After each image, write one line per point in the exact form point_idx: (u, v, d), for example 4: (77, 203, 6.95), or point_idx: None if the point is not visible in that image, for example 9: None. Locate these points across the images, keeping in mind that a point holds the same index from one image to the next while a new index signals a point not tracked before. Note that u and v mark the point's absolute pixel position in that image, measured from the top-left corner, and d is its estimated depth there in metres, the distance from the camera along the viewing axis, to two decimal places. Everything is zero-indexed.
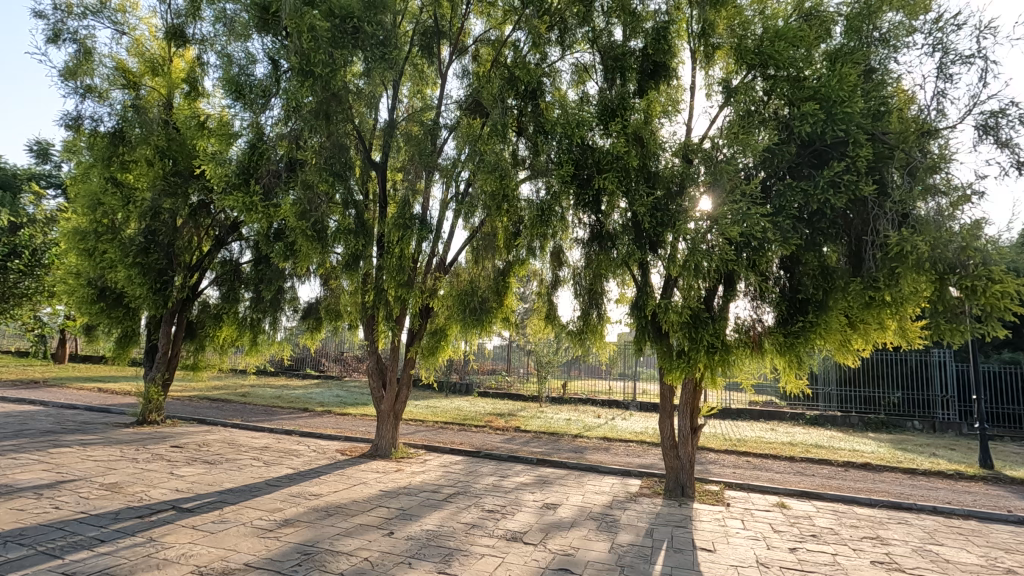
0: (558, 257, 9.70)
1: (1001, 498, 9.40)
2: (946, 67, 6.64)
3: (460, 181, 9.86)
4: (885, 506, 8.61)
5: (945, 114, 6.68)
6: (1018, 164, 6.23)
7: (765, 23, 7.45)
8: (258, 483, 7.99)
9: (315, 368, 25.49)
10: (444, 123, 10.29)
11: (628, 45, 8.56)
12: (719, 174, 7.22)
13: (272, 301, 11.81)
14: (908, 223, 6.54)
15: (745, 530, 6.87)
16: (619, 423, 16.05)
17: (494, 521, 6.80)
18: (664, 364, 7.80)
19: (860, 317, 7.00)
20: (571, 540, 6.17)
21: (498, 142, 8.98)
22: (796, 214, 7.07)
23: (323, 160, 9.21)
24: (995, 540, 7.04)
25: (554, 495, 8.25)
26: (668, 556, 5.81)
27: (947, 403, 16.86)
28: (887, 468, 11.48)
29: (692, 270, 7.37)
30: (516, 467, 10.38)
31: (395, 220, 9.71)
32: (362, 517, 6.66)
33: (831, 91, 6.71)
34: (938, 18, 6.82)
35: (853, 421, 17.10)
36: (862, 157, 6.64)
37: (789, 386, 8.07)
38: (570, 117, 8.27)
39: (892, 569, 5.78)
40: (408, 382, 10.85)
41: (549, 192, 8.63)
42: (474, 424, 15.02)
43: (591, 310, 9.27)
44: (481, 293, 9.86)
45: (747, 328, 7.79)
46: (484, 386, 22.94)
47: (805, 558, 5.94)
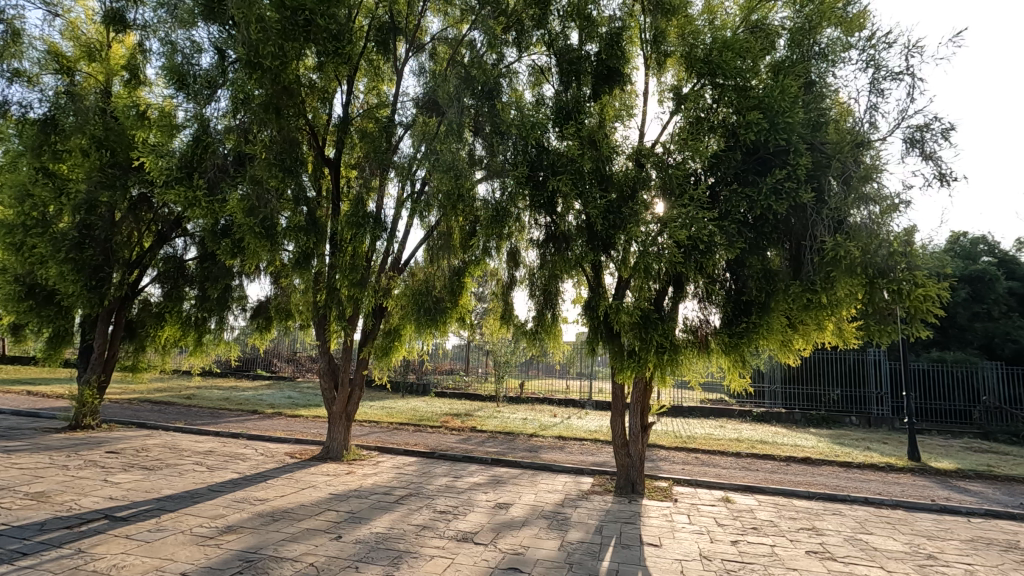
0: (514, 258, 9.72)
1: (925, 488, 10.05)
2: (878, 82, 7.03)
3: (415, 180, 9.74)
4: (822, 498, 9.05)
5: (877, 127, 7.08)
6: (940, 175, 6.66)
7: (714, 34, 7.70)
8: (199, 490, 7.68)
9: (266, 368, 24.76)
10: (401, 120, 10.16)
11: (583, 49, 8.68)
12: (670, 179, 7.54)
13: (219, 300, 11.38)
14: (843, 230, 6.88)
15: (690, 525, 7.09)
16: (575, 423, 16.22)
17: (445, 522, 6.77)
18: (616, 364, 7.96)
19: (798, 319, 7.30)
20: (521, 539, 6.20)
21: (454, 141, 8.93)
22: (741, 219, 7.37)
23: (273, 155, 8.92)
24: (918, 528, 7.49)
25: (507, 495, 8.28)
26: (615, 552, 5.93)
27: (881, 399, 17.80)
28: (825, 462, 12.06)
29: (643, 272, 7.53)
30: (470, 468, 10.36)
31: (348, 218, 9.54)
32: (309, 522, 6.51)
33: (774, 101, 6.98)
34: (871, 36, 7.23)
35: (796, 418, 17.88)
36: (802, 166, 6.93)
37: (733, 385, 8.37)
38: (525, 119, 8.30)
39: (825, 558, 6.06)
40: (361, 383, 10.68)
41: (504, 192, 8.62)
42: (431, 425, 14.90)
43: (546, 310, 9.35)
44: (435, 294, 9.76)
45: (695, 328, 8.15)
46: (441, 386, 22.81)
47: (746, 550, 6.17)
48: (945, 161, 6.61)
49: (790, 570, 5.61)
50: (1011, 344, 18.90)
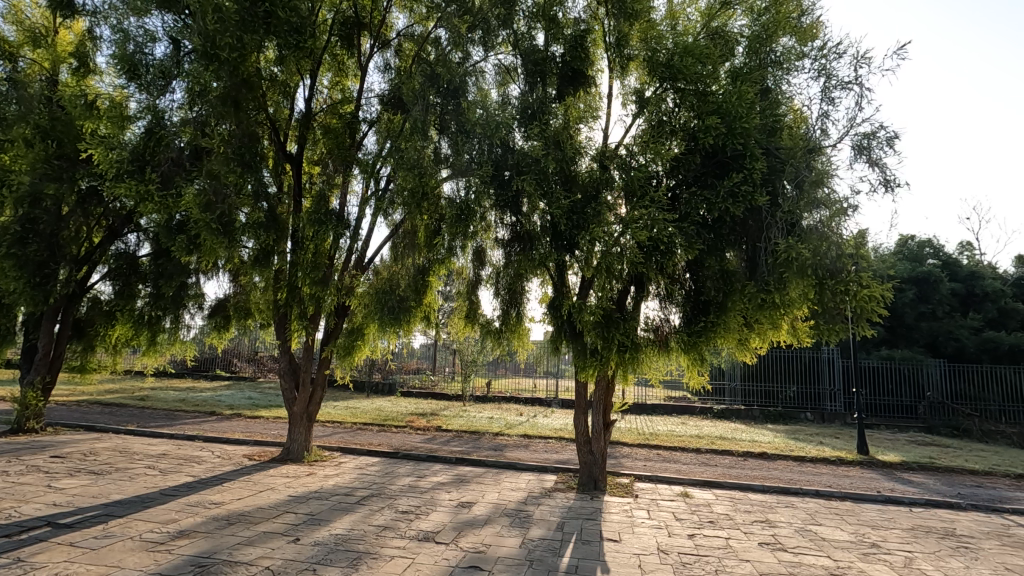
0: (479, 257, 9.69)
1: (872, 480, 10.51)
2: (829, 90, 7.31)
3: (380, 177, 9.64)
4: (776, 491, 9.36)
5: (827, 133, 7.37)
6: (885, 181, 6.98)
7: (676, 39, 7.86)
8: (151, 494, 7.43)
9: (226, 368, 24.10)
10: (366, 117, 10.15)
11: (549, 50, 8.76)
12: (632, 182, 7.67)
13: (173, 298, 10.89)
14: (795, 232, 7.15)
15: (649, 520, 7.24)
16: (540, 421, 16.33)
17: (407, 522, 6.74)
18: (578, 363, 8.03)
19: (754, 318, 7.55)
20: (483, 537, 6.23)
21: (419, 139, 8.81)
22: (700, 221, 7.55)
23: (232, 150, 8.67)
24: (864, 518, 7.84)
25: (470, 494, 8.28)
26: (575, 548, 6.01)
27: (834, 395, 18.43)
28: (780, 457, 12.47)
29: (605, 272, 7.63)
30: (434, 467, 10.33)
31: (310, 215, 9.36)
32: (266, 525, 6.37)
33: (732, 107, 7.19)
34: (823, 46, 7.54)
35: (754, 414, 18.42)
36: (758, 170, 7.18)
37: (692, 381, 8.60)
38: (490, 118, 8.27)
39: (776, 549, 6.28)
40: (322, 383, 10.47)
41: (469, 192, 8.48)
42: (395, 425, 14.76)
43: (511, 309, 9.39)
44: (400, 292, 9.60)
45: (655, 327, 8.33)
46: (408, 386, 22.62)
47: (701, 543, 6.35)
48: (890, 168, 6.93)
49: (743, 561, 5.80)
50: (954, 343, 19.92)
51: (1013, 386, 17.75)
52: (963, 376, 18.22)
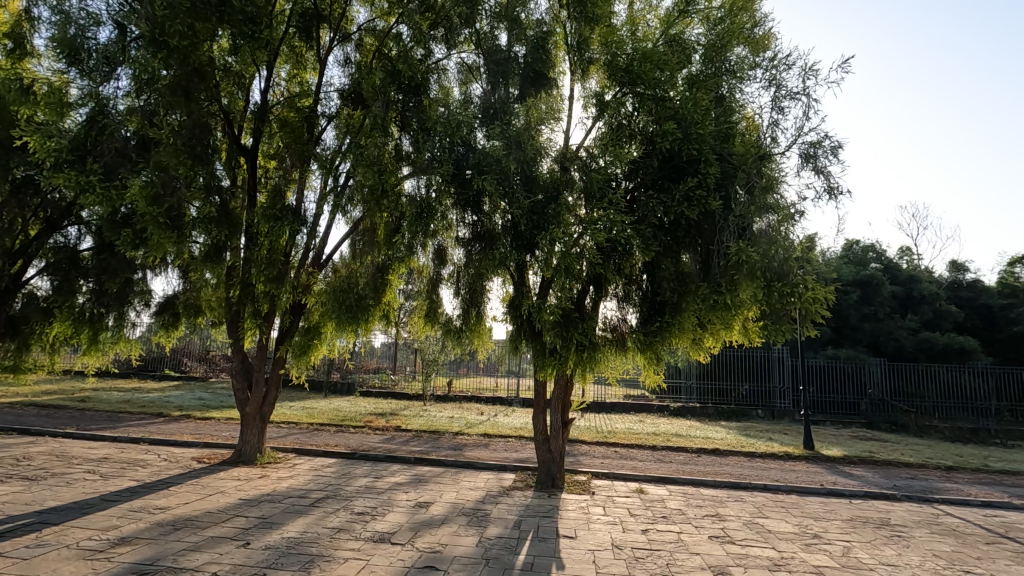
0: (441, 255, 9.55)
1: (816, 474, 11.00)
2: (779, 100, 7.61)
3: (339, 174, 9.45)
4: (726, 486, 9.68)
5: (777, 141, 7.67)
6: (829, 189, 7.32)
7: (635, 45, 8.04)
8: (91, 500, 7.09)
9: (175, 368, 23.23)
10: (324, 111, 9.95)
11: (511, 51, 8.77)
12: (592, 183, 7.78)
13: (117, 295, 10.46)
14: (747, 236, 7.41)
15: (605, 516, 7.38)
16: (500, 420, 16.38)
17: (362, 523, 6.64)
18: (538, 362, 8.08)
19: (706, 319, 7.79)
20: (439, 537, 6.21)
21: (380, 135, 8.67)
22: (656, 223, 7.74)
23: (181, 141, 8.34)
24: (808, 510, 8.20)
25: (427, 494, 8.24)
26: (532, 545, 6.07)
27: (783, 393, 19.15)
28: (732, 452, 12.91)
29: (564, 272, 7.66)
30: (391, 468, 10.22)
31: (265, 210, 9.06)
32: (214, 530, 6.17)
33: (687, 112, 7.41)
34: (773, 57, 7.84)
35: (709, 412, 18.97)
36: (711, 175, 7.43)
37: (648, 381, 8.83)
38: (451, 117, 8.20)
39: (725, 541, 6.51)
40: (277, 382, 10.30)
41: (430, 190, 8.47)
42: (353, 425, 14.53)
43: (472, 307, 9.36)
44: (359, 290, 9.52)
45: (613, 326, 8.48)
46: (367, 385, 22.28)
47: (654, 538, 6.52)
48: (834, 176, 7.27)
49: (693, 554, 5.98)
50: (893, 343, 21.01)
51: (945, 384, 18.89)
52: (901, 375, 19.25)
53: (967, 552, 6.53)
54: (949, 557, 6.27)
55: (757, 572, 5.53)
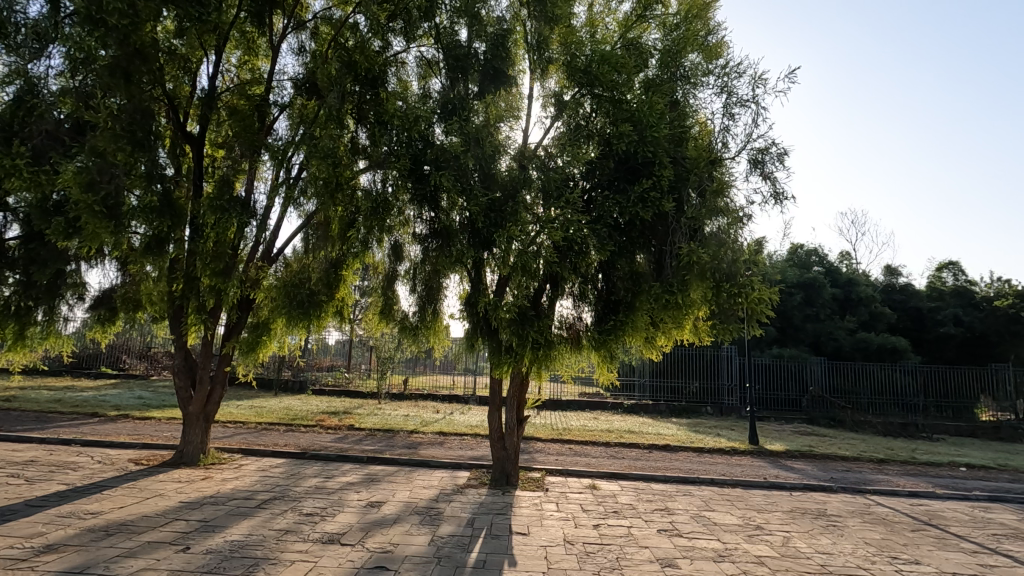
0: (398, 251, 9.33)
1: (760, 468, 11.45)
2: (729, 107, 7.86)
3: (291, 166, 9.13)
4: (675, 481, 9.95)
5: (728, 146, 7.91)
6: (775, 194, 7.61)
7: (594, 47, 8.16)
8: (13, 506, 6.62)
9: (113, 366, 22.05)
10: (276, 100, 9.64)
11: (471, 47, 8.72)
12: (550, 183, 7.82)
13: (47, 287, 9.67)
14: (698, 238, 7.63)
15: (557, 512, 7.45)
16: (456, 418, 16.32)
17: (311, 524, 6.47)
18: (493, 360, 8.07)
19: (659, 318, 7.94)
20: (391, 537, 6.11)
21: (334, 127, 8.41)
22: (612, 223, 7.87)
23: (120, 126, 7.89)
24: (751, 503, 8.52)
25: (380, 493, 8.11)
26: (484, 543, 6.07)
27: (732, 391, 19.83)
28: (681, 448, 13.29)
29: (521, 270, 7.67)
30: (343, 467, 10.01)
31: (211, 201, 8.68)
32: (151, 535, 5.87)
33: (643, 115, 7.59)
34: (725, 65, 8.09)
35: (661, 409, 19.44)
36: (665, 178, 7.61)
37: (602, 377, 8.96)
38: (408, 111, 8.10)
39: (673, 535, 6.69)
40: (222, 381, 9.87)
41: (387, 184, 8.39)
42: (304, 425, 14.10)
43: (427, 305, 9.21)
44: (310, 285, 9.24)
45: (568, 324, 8.55)
46: (320, 383, 21.74)
47: (605, 532, 6.63)
48: (780, 182, 7.57)
49: (642, 548, 6.12)
50: (833, 343, 22.13)
51: (879, 381, 20.04)
52: (839, 372, 20.27)
53: (894, 539, 6.94)
54: (878, 544, 6.65)
55: (703, 563, 5.70)
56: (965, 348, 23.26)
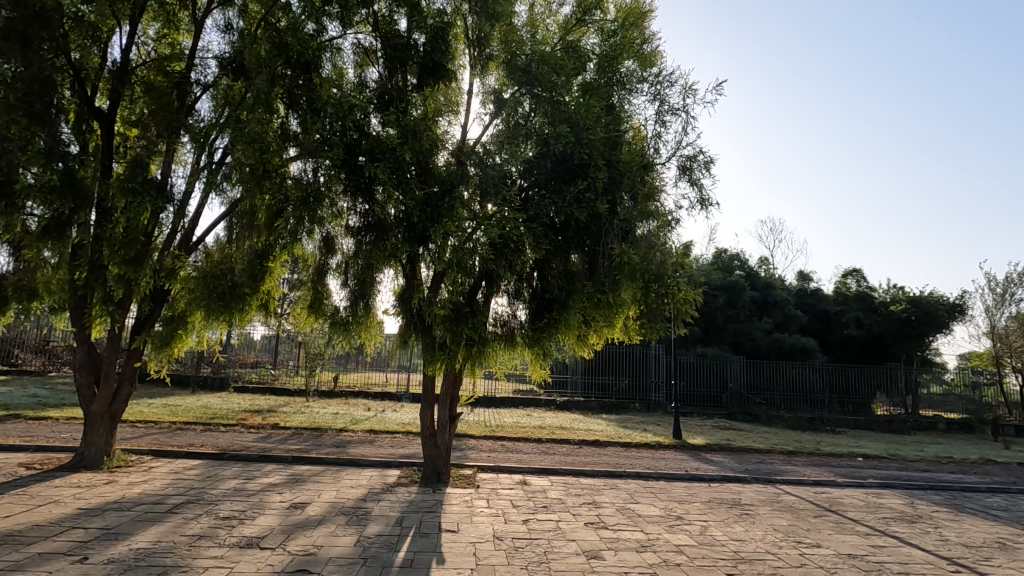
0: (329, 244, 9.00)
1: (682, 461, 12.01)
2: (661, 114, 8.16)
3: (215, 149, 8.58)
4: (603, 475, 10.24)
5: (659, 152, 8.23)
6: (702, 199, 7.98)
7: (534, 47, 8.25)
8: None
9: (3, 362, 20.02)
10: (199, 79, 9.05)
11: (411, 38, 8.54)
12: (488, 181, 7.79)
13: None
14: (630, 239, 7.90)
15: (488, 508, 7.48)
16: (388, 416, 16.03)
17: (228, 528, 6.14)
18: (426, 356, 7.97)
19: (591, 317, 8.17)
20: (314, 539, 5.91)
21: (263, 112, 7.96)
22: (547, 223, 8.01)
23: (15, 96, 7.18)
24: (673, 494, 8.92)
25: (304, 494, 7.81)
26: (413, 542, 5.99)
27: (658, 387, 20.79)
28: (610, 443, 13.71)
29: (457, 266, 7.66)
30: (265, 468, 9.58)
31: (121, 183, 7.97)
32: (42, 545, 5.36)
33: (580, 117, 7.77)
34: (658, 74, 8.39)
35: (591, 405, 20.00)
36: (600, 180, 7.81)
37: (535, 375, 9.12)
38: (342, 99, 7.85)
39: (599, 527, 6.88)
40: (130, 378, 9.15)
41: (319, 175, 8.03)
42: (223, 424, 13.37)
43: (359, 300, 8.92)
44: (233, 277, 8.71)
45: (502, 322, 8.57)
46: (243, 380, 20.72)
47: (534, 527, 6.72)
48: (706, 189, 7.95)
49: (570, 541, 6.25)
50: (751, 343, 23.64)
51: (791, 379, 21.51)
52: (757, 371, 21.56)
53: (799, 525, 7.49)
54: (786, 530, 7.14)
55: (626, 554, 5.90)
56: (865, 349, 25.37)
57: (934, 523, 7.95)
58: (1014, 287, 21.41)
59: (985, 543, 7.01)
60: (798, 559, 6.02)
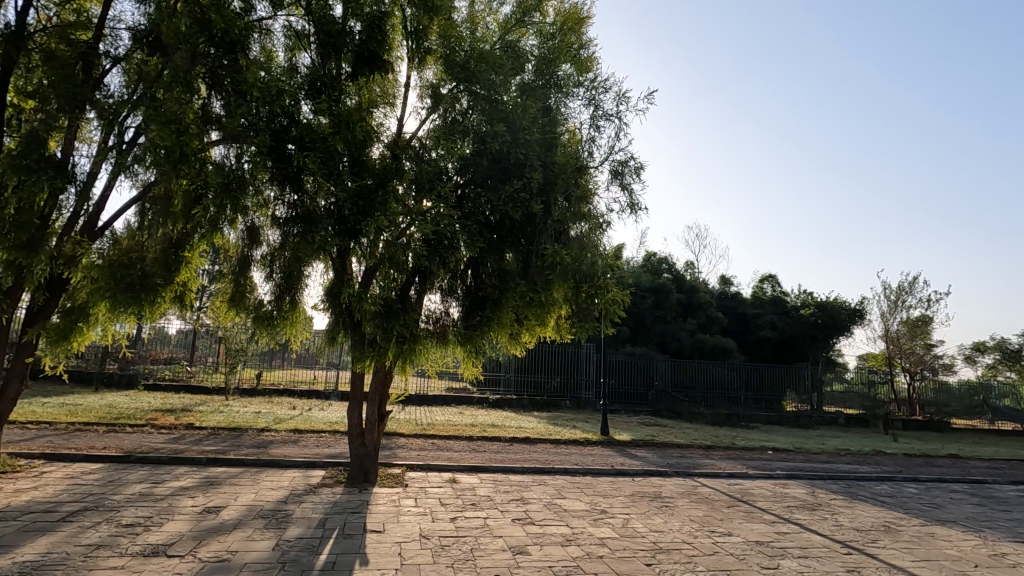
0: (253, 235, 8.56)
1: (608, 456, 12.40)
2: (596, 119, 8.37)
3: (126, 128, 7.94)
4: (532, 471, 10.39)
5: (593, 156, 8.46)
6: (632, 204, 8.26)
7: (473, 44, 8.23)
8: None
9: None
10: (109, 51, 8.35)
11: (346, 25, 8.24)
12: (422, 176, 7.72)
13: None
14: (562, 240, 8.08)
15: (415, 507, 7.40)
16: (314, 415, 15.49)
17: (130, 536, 5.72)
18: (355, 354, 7.80)
19: (523, 315, 8.26)
20: (228, 544, 5.61)
21: (182, 91, 7.44)
22: (482, 220, 8.01)
23: None
24: (598, 489, 9.19)
25: (219, 498, 7.40)
26: (336, 543, 5.83)
27: (588, 384, 21.35)
28: (539, 440, 13.93)
29: (388, 262, 7.47)
30: (176, 471, 8.99)
31: (12, 159, 7.19)
32: None
33: (516, 117, 7.84)
34: (594, 79, 8.60)
35: (523, 403, 20.30)
36: (535, 180, 7.90)
37: (467, 372, 9.09)
38: (270, 83, 7.40)
39: (526, 523, 6.97)
40: (19, 374, 8.33)
41: (242, 161, 7.53)
42: (130, 424, 12.43)
43: (285, 294, 8.60)
44: (142, 267, 7.98)
45: (434, 319, 8.50)
46: (155, 377, 19.36)
47: (462, 525, 6.72)
48: (636, 194, 8.24)
49: (496, 537, 6.30)
50: (676, 343, 24.73)
51: (711, 377, 22.71)
52: (681, 369, 22.57)
53: (713, 515, 7.93)
54: (701, 520, 7.54)
55: (551, 548, 6.01)
56: (778, 349, 27.21)
57: (831, 510, 8.65)
58: (905, 295, 23.64)
59: (873, 527, 7.70)
60: (711, 547, 6.36)
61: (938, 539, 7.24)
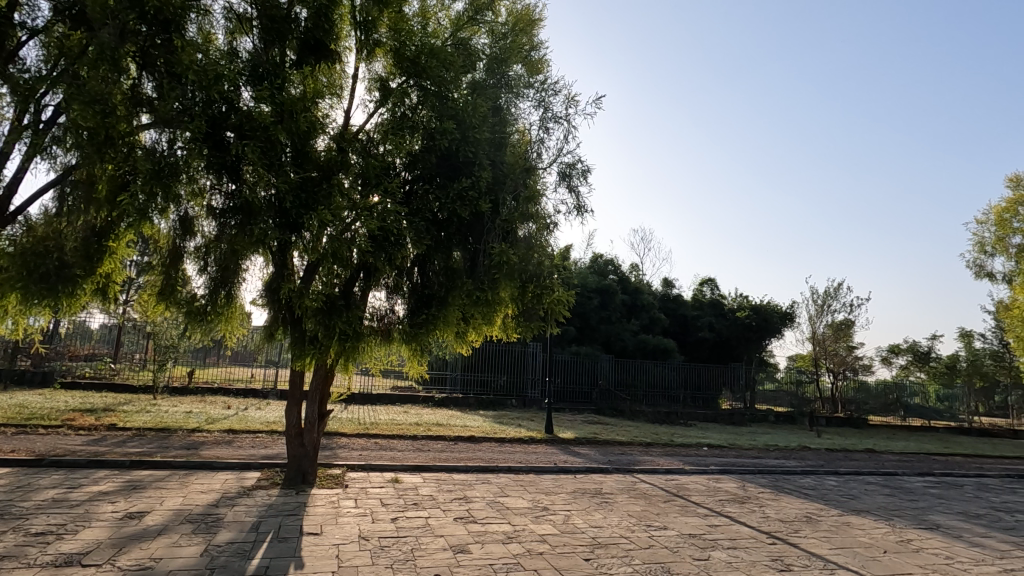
0: (186, 225, 8.12)
1: (552, 454, 12.57)
2: (545, 121, 8.46)
3: (43, 107, 7.36)
4: (476, 470, 10.39)
5: (541, 157, 8.57)
6: (578, 206, 8.41)
7: (424, 39, 8.13)
8: None
9: None
10: (25, 22, 7.71)
11: (292, 11, 7.95)
12: (368, 170, 7.54)
13: None
14: (509, 239, 8.13)
15: (355, 508, 7.25)
16: (251, 414, 14.88)
17: (40, 546, 5.31)
18: (295, 350, 7.59)
19: (470, 314, 8.21)
20: (152, 551, 5.32)
21: (109, 70, 6.95)
22: (429, 218, 7.93)
23: None
24: (541, 486, 9.30)
25: (143, 502, 6.99)
26: (270, 547, 5.64)
27: (534, 383, 21.61)
28: (484, 438, 13.96)
29: (332, 258, 7.27)
30: (95, 474, 8.42)
31: None
32: None
33: (466, 116, 7.80)
34: (544, 81, 8.70)
35: (469, 402, 20.30)
36: (483, 179, 7.93)
37: (412, 371, 8.98)
38: (207, 66, 7.00)
39: (468, 521, 6.97)
40: None
41: (176, 147, 7.17)
42: (44, 426, 11.55)
43: (221, 289, 8.20)
44: (60, 257, 7.50)
45: (379, 316, 8.38)
46: (74, 376, 18.05)
47: (403, 525, 6.65)
48: (582, 196, 8.39)
49: (437, 537, 6.28)
50: (619, 343, 25.39)
51: (652, 377, 23.42)
52: (624, 368, 23.17)
53: (651, 510, 8.20)
54: (638, 515, 7.77)
55: (492, 546, 6.04)
56: (716, 350, 28.45)
57: (759, 503, 9.11)
58: (830, 300, 25.19)
59: (796, 517, 8.18)
60: (647, 541, 6.57)
61: (853, 528, 7.77)
